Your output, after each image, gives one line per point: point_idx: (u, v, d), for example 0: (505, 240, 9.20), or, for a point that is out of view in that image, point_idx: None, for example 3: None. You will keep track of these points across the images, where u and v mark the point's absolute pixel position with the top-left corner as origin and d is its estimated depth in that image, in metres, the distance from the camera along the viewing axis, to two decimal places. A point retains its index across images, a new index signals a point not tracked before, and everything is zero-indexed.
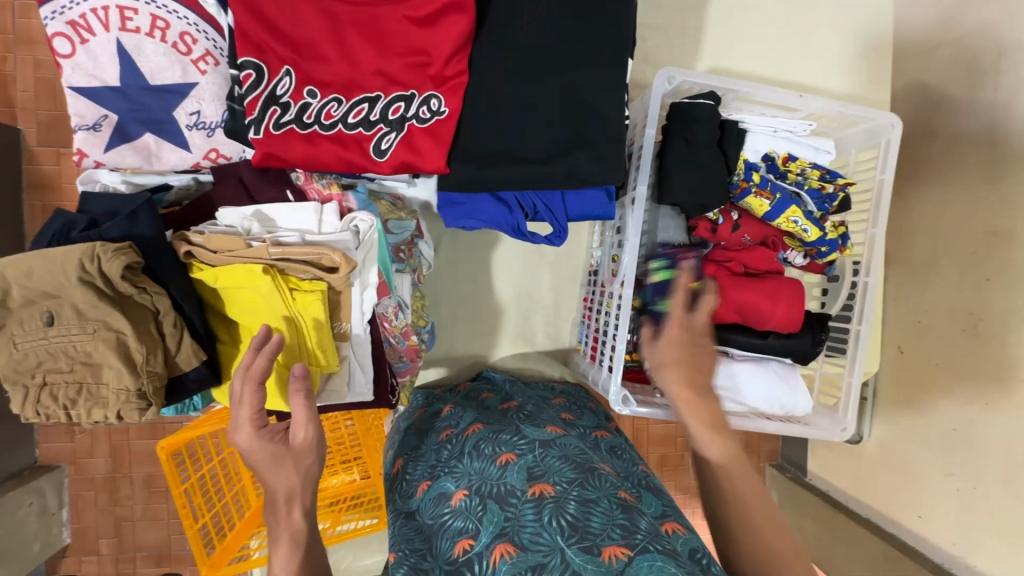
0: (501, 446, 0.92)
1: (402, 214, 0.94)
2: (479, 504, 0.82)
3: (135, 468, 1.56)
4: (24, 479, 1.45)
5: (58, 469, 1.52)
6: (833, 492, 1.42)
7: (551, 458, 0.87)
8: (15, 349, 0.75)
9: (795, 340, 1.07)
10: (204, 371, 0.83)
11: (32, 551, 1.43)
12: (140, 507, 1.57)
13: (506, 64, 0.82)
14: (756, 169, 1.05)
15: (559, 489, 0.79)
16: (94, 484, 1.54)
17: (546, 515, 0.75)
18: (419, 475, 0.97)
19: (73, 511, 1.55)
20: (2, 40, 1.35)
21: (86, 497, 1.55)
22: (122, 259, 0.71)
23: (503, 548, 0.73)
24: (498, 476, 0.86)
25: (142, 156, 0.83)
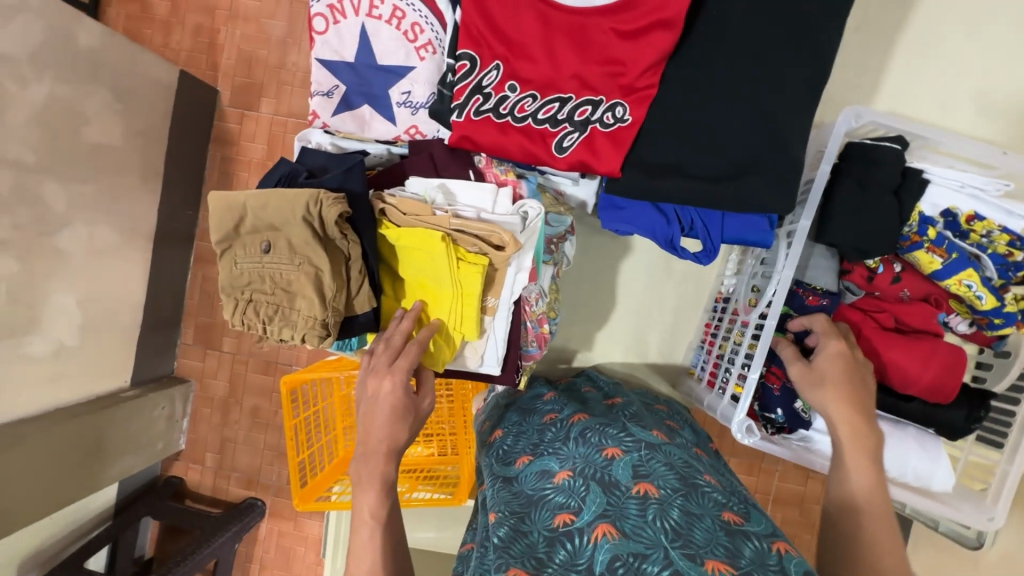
0: (608, 438, 0.91)
1: (562, 208, 1.02)
2: (583, 485, 0.83)
3: (245, 398, 1.77)
4: (161, 385, 1.71)
5: (187, 383, 1.77)
6: None
7: (655, 460, 0.86)
8: (235, 266, 0.90)
9: (947, 412, 0.99)
10: (371, 317, 0.94)
11: (155, 448, 1.67)
12: (243, 433, 1.77)
13: (696, 83, 0.85)
14: (932, 224, 0.98)
15: (663, 494, 0.79)
16: (211, 403, 1.77)
17: (650, 514, 0.76)
18: (521, 448, 0.99)
19: (191, 422, 1.79)
20: (222, 15, 1.68)
21: (203, 413, 1.79)
22: (338, 207, 0.84)
23: (605, 527, 0.75)
24: (603, 465, 0.85)
25: (357, 122, 0.97)
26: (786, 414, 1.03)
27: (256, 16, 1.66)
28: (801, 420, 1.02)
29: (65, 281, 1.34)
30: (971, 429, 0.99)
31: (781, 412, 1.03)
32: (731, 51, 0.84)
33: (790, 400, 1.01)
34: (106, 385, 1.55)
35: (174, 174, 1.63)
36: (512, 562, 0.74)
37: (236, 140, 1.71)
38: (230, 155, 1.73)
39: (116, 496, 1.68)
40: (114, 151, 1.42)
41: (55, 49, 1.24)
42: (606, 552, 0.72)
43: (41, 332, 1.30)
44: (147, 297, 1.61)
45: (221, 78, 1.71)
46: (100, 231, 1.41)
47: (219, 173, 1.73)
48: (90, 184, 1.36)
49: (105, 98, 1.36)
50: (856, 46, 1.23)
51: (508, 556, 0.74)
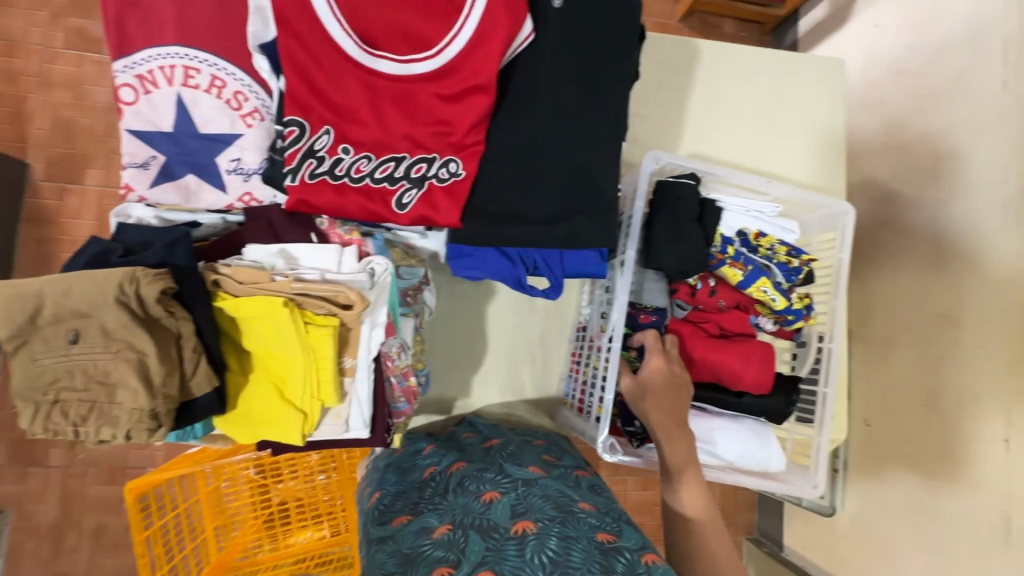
0: (485, 483, 0.95)
1: (413, 261, 1.04)
2: (462, 535, 0.82)
3: (85, 518, 1.50)
4: None
5: (1, 514, 1.46)
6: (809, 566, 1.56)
7: (533, 496, 0.90)
8: (33, 364, 0.78)
9: (770, 400, 1.14)
10: (213, 398, 0.86)
11: None
12: (83, 561, 1.50)
13: (518, 138, 0.95)
14: (732, 243, 1.17)
15: (540, 526, 0.81)
16: (37, 534, 1.48)
17: (528, 551, 0.76)
18: (399, 507, 0.97)
19: (10, 560, 1.47)
20: (27, 82, 1.50)
21: (26, 547, 1.48)
22: (160, 284, 0.77)
23: (485, 574, 0.73)
24: (482, 511, 0.87)
25: (182, 194, 0.91)
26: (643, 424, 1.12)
27: (70, 80, 1.51)
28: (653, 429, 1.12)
29: None
30: (788, 411, 1.16)
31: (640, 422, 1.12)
32: (546, 109, 0.95)
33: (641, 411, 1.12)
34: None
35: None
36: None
37: (54, 218, 1.51)
38: (49, 236, 1.52)
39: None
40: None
41: None
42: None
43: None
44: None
45: (31, 150, 1.51)
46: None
47: (33, 259, 1.50)
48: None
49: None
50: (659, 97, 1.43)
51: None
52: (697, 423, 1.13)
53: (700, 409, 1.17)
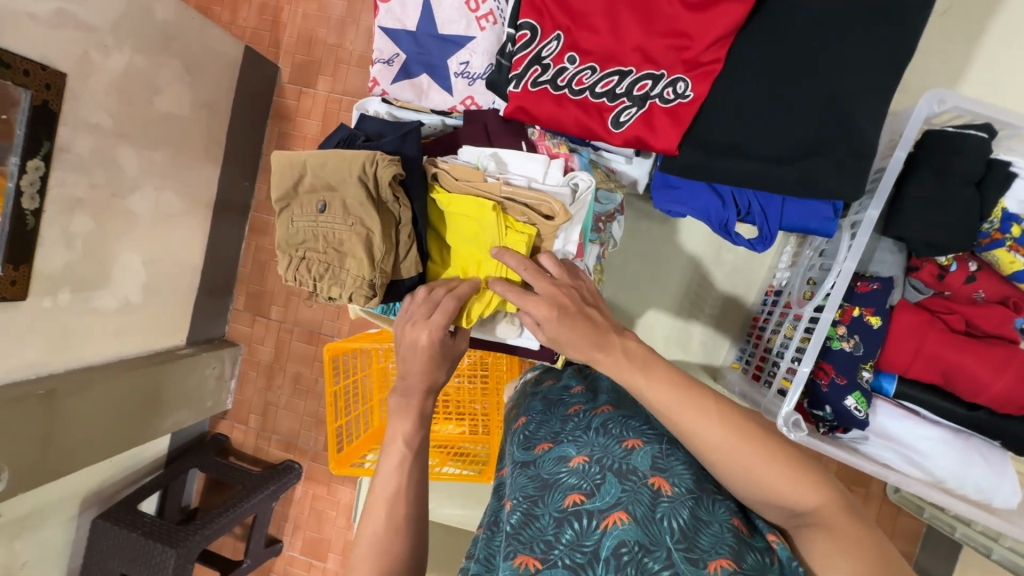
0: (629, 430, 0.85)
1: (613, 185, 0.99)
2: (598, 472, 0.79)
3: (288, 365, 1.84)
4: (214, 346, 1.80)
5: (236, 346, 1.86)
6: None
7: (675, 457, 0.81)
8: (290, 224, 0.93)
9: (1015, 424, 0.92)
10: (416, 280, 0.96)
11: (204, 405, 1.76)
12: (285, 397, 1.85)
13: (765, 61, 0.82)
14: (1017, 221, 0.91)
15: (676, 491, 0.75)
16: (257, 366, 1.86)
17: (660, 511, 0.73)
18: (541, 434, 0.91)
19: (238, 383, 1.88)
20: None
21: (250, 375, 1.87)
22: (392, 168, 0.85)
23: (618, 515, 0.73)
24: (621, 455, 0.80)
25: (415, 92, 0.98)
26: (835, 411, 0.98)
27: None
28: (853, 419, 0.96)
29: (132, 242, 1.43)
30: None
31: (830, 409, 0.98)
32: (806, 25, 0.80)
33: (840, 398, 0.96)
34: (166, 341, 1.65)
35: (235, 146, 1.70)
36: (521, 549, 0.73)
37: (293, 116, 1.76)
38: (287, 131, 1.79)
39: (168, 447, 1.80)
40: (183, 121, 1.49)
41: (135, 19, 1.31)
42: (612, 542, 0.71)
43: (111, 287, 1.41)
44: (205, 261, 1.70)
45: (282, 56, 1.76)
46: (167, 196, 1.50)
47: (276, 148, 1.79)
48: (159, 149, 1.44)
49: (176, 70, 1.44)
50: (938, 33, 1.15)
51: (517, 543, 0.73)
52: (899, 422, 0.98)
53: (909, 410, 0.99)
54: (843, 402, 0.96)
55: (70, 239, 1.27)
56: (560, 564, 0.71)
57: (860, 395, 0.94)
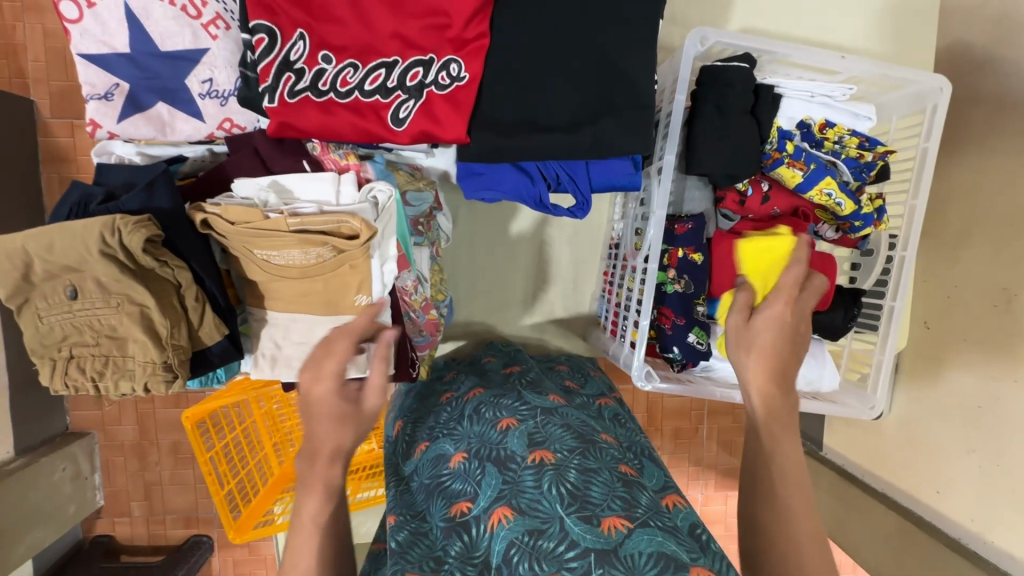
0: (502, 410, 0.85)
1: (421, 185, 0.92)
2: (478, 467, 0.77)
3: (161, 436, 1.52)
4: (57, 445, 1.42)
5: (89, 435, 1.49)
6: (848, 466, 1.38)
7: (552, 424, 0.80)
8: (40, 321, 0.75)
9: (825, 316, 1.03)
10: (226, 343, 0.83)
11: (67, 513, 1.41)
12: (167, 472, 1.54)
13: (531, 28, 0.78)
14: (790, 138, 0.98)
15: (559, 456, 0.73)
16: (124, 450, 1.52)
17: (545, 483, 0.70)
18: (420, 435, 0.91)
19: (105, 475, 1.53)
20: None
21: (117, 462, 1.53)
22: (143, 232, 0.69)
23: (503, 511, 0.68)
24: (498, 441, 0.80)
25: (155, 126, 0.81)
26: (682, 351, 1.03)
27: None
28: (699, 352, 1.03)
29: None
30: (847, 328, 1.05)
31: (678, 349, 1.03)
32: None
33: (682, 337, 1.01)
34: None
35: None
36: (411, 568, 0.69)
37: (70, 157, 1.37)
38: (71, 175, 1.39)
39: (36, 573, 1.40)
40: None
41: None
42: (504, 539, 0.65)
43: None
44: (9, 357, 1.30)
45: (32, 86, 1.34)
46: None
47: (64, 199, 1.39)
48: None
49: None
50: None
51: (405, 563, 0.70)
52: None
53: None
54: (687, 340, 1.02)
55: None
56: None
57: (700, 329, 1.02)
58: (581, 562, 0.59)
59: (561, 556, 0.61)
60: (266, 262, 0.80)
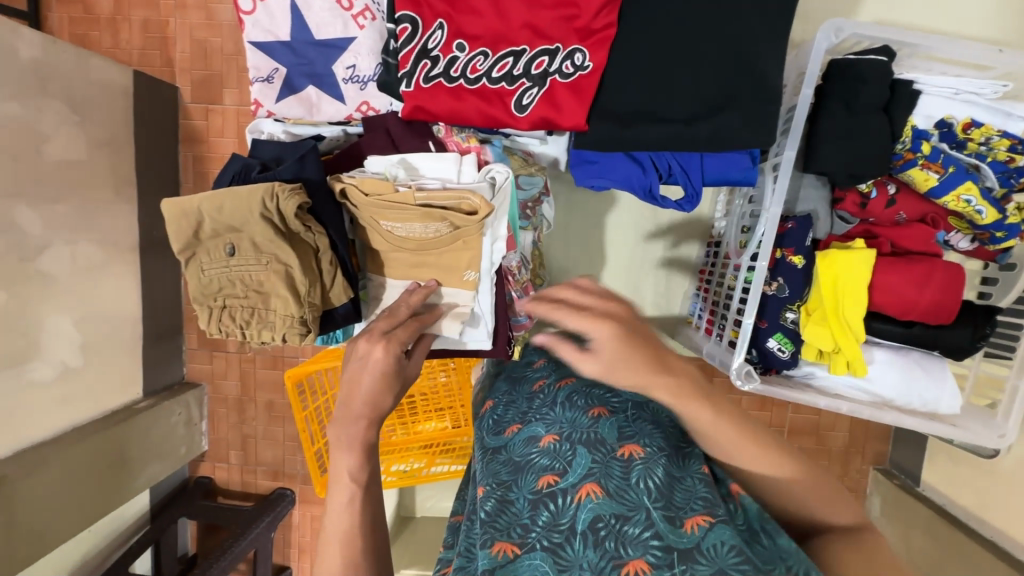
0: (594, 399, 0.84)
1: (533, 169, 0.96)
2: (569, 449, 0.77)
3: (259, 394, 1.68)
4: (175, 392, 1.61)
5: (200, 387, 1.68)
6: (951, 507, 1.27)
7: (642, 419, 0.80)
8: (202, 274, 0.86)
9: (949, 332, 0.96)
10: (350, 307, 0.92)
11: (179, 453, 1.61)
12: (262, 427, 1.70)
13: (657, 19, 0.79)
14: (927, 138, 0.91)
15: (648, 452, 0.74)
16: (227, 403, 1.69)
17: (633, 476, 0.71)
18: (510, 416, 0.90)
19: (211, 423, 1.71)
20: None
21: (220, 413, 1.71)
22: (296, 198, 0.79)
23: (591, 487, 0.71)
24: (589, 426, 0.79)
25: (305, 106, 0.91)
26: (760, 354, 1.01)
27: None
28: (779, 360, 0.99)
29: (57, 303, 1.26)
30: (976, 349, 0.96)
31: (755, 351, 1.01)
32: None
33: (763, 340, 0.99)
34: (120, 398, 1.47)
35: (150, 181, 1.49)
36: (499, 536, 0.70)
37: (204, 137, 1.55)
38: (203, 154, 1.57)
39: (149, 503, 1.64)
40: (83, 167, 1.30)
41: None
42: (587, 514, 0.69)
43: (43, 356, 1.24)
44: (144, 307, 1.51)
45: (178, 74, 1.53)
46: (82, 248, 1.31)
47: (195, 175, 1.58)
48: (17, 202, 1.16)
49: (60, 111, 1.25)
50: None
51: (493, 530, 0.70)
52: None
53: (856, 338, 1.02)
54: (767, 344, 0.98)
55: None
56: (539, 547, 0.68)
57: (782, 336, 0.97)
58: (665, 556, 0.63)
59: (645, 542, 0.65)
60: (391, 233, 0.87)
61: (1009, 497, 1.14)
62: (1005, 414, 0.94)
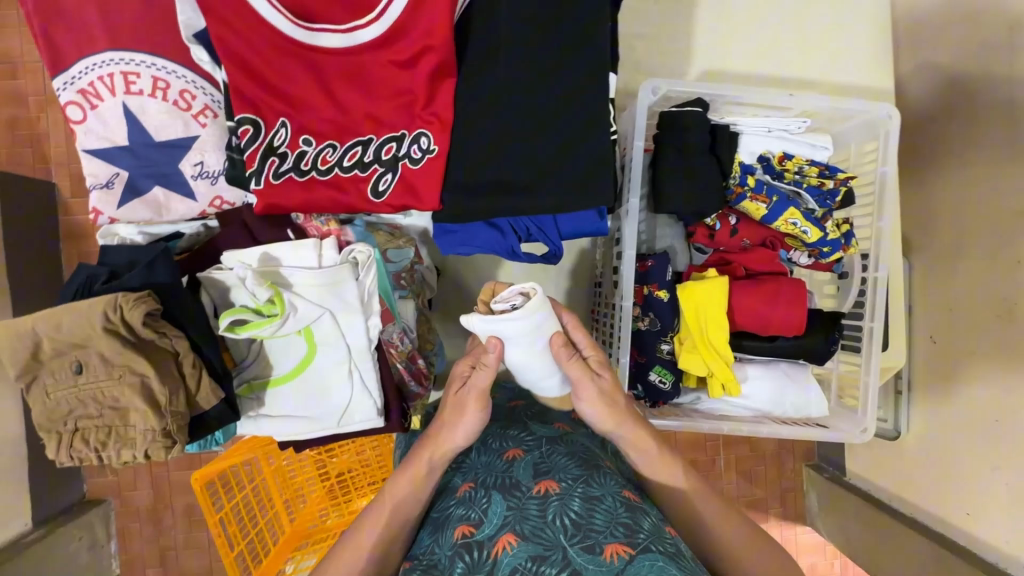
0: (509, 440, 0.82)
1: (400, 242, 0.98)
2: (485, 495, 0.74)
3: (177, 498, 1.51)
4: (74, 514, 1.42)
5: (104, 502, 1.48)
6: (875, 491, 1.37)
7: (557, 453, 0.78)
8: (47, 398, 0.78)
9: (805, 341, 1.04)
10: (223, 408, 0.87)
11: None
12: (182, 535, 1.51)
13: (489, 91, 0.84)
14: (752, 171, 1.03)
15: (564, 486, 0.72)
16: (140, 516, 1.50)
17: (550, 513, 0.68)
18: None
19: (121, 541, 1.50)
20: None
21: (134, 528, 1.50)
22: (143, 306, 0.76)
23: (507, 537, 0.67)
24: (504, 469, 0.77)
25: (152, 208, 0.88)
26: (646, 389, 1.05)
27: None
28: (662, 392, 1.04)
29: None
30: (832, 351, 1.06)
31: (642, 387, 1.06)
32: (511, 62, 0.84)
33: (646, 374, 1.04)
34: (5, 533, 1.26)
35: (27, 287, 1.35)
36: None
37: (91, 231, 1.42)
38: (89, 249, 1.43)
39: None
40: None
41: None
42: (507, 565, 0.64)
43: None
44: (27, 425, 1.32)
45: (54, 168, 1.42)
46: None
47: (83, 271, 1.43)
48: None
49: None
50: (662, 18, 1.28)
51: None
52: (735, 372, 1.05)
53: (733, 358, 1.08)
54: (648, 378, 1.04)
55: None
56: None
57: (661, 368, 1.03)
58: None
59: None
60: None
61: (922, 479, 1.24)
62: (875, 402, 1.02)
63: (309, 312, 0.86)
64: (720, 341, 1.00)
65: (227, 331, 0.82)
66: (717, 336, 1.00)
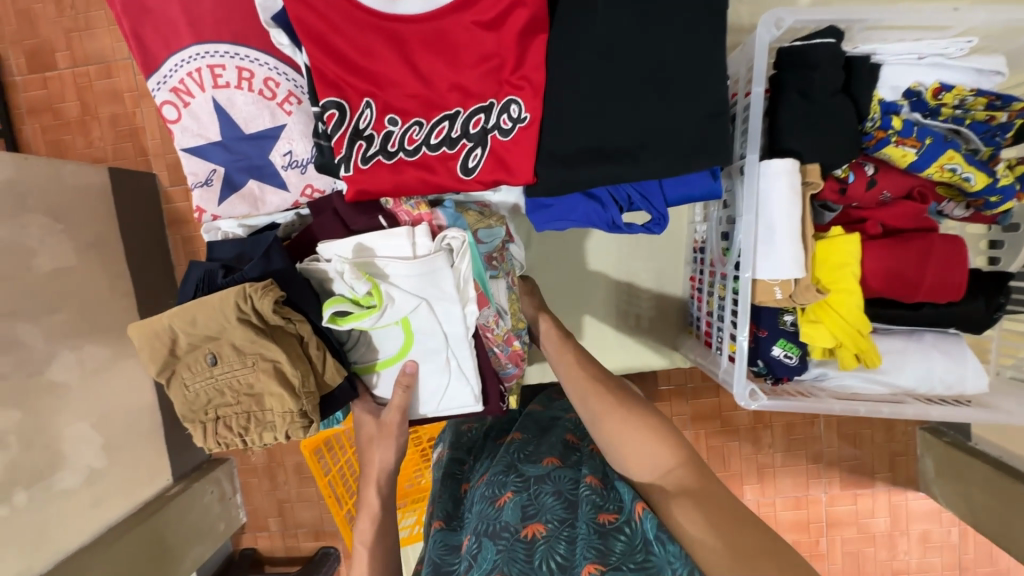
0: (500, 485, 0.84)
1: (491, 222, 0.93)
2: (477, 543, 0.77)
3: (287, 457, 1.60)
4: (204, 471, 1.52)
5: (228, 461, 1.59)
6: (1008, 458, 1.18)
7: (544, 492, 0.80)
8: (187, 390, 0.81)
9: (960, 307, 0.90)
10: (348, 388, 0.90)
11: (218, 529, 1.50)
12: (294, 490, 1.60)
13: (585, 42, 0.75)
14: (897, 110, 0.86)
15: (550, 528, 0.73)
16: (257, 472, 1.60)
17: (537, 557, 0.70)
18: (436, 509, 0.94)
19: (245, 494, 1.61)
20: (91, 92, 1.47)
21: (253, 483, 1.61)
22: (270, 295, 0.77)
23: None
24: (493, 514, 0.79)
25: (249, 203, 0.89)
26: (767, 363, 0.97)
27: None
28: (788, 367, 0.95)
29: (74, 411, 1.18)
30: (993, 318, 0.91)
31: (762, 362, 0.97)
32: (611, 3, 0.74)
33: (767, 350, 0.95)
34: (150, 488, 1.38)
35: (142, 268, 1.43)
36: None
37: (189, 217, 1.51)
38: (190, 234, 1.53)
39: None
40: (70, 274, 1.22)
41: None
42: None
43: (68, 463, 1.16)
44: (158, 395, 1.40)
45: (153, 161, 1.50)
46: (88, 350, 1.23)
47: (188, 257, 1.53)
48: (24, 321, 1.11)
49: (44, 224, 1.18)
50: None
51: None
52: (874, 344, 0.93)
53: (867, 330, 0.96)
54: (772, 353, 0.95)
55: (0, 441, 1.03)
56: None
57: (786, 342, 0.94)
58: None
59: None
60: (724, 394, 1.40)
61: None
62: None
63: (406, 301, 0.85)
64: (849, 303, 0.88)
65: (330, 322, 0.81)
66: (847, 299, 0.88)
